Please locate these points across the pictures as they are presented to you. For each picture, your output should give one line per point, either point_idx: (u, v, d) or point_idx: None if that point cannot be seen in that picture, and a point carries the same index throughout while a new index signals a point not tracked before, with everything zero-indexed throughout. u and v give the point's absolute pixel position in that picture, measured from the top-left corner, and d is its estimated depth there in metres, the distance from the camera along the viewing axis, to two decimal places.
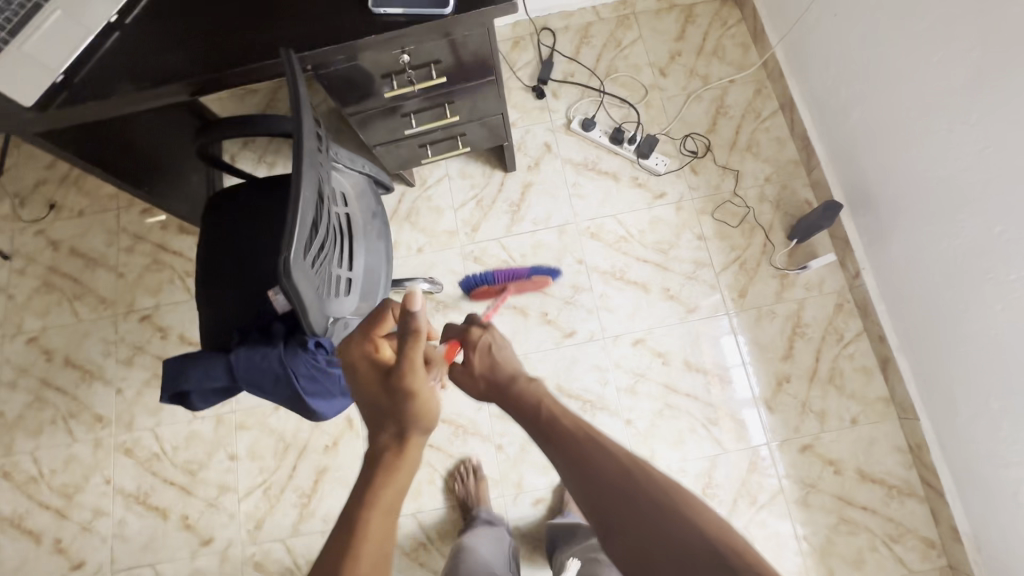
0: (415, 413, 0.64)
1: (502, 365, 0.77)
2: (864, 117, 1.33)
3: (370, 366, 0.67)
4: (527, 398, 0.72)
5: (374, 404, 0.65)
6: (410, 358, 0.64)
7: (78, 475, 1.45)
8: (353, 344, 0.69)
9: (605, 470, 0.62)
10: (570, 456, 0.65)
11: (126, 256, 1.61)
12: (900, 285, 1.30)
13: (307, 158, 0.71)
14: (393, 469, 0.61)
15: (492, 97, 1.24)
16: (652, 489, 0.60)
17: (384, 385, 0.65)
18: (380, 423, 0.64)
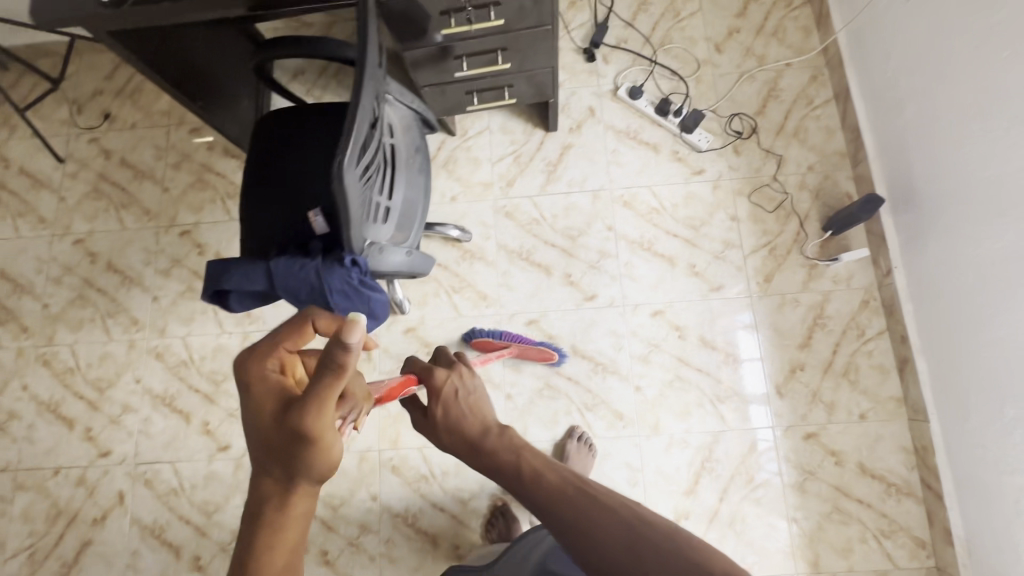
0: (316, 465, 0.49)
1: (470, 414, 0.59)
2: (920, 112, 1.30)
3: (267, 396, 0.51)
4: (501, 453, 0.54)
5: (264, 447, 0.50)
6: (318, 402, 0.47)
7: (112, 371, 1.53)
8: (252, 362, 0.53)
9: (606, 535, 0.45)
10: (567, 527, 0.47)
11: (172, 171, 1.67)
12: (931, 286, 1.28)
13: (369, 70, 0.74)
14: (279, 530, 0.49)
15: (545, 49, 1.24)
16: (666, 551, 0.43)
17: (279, 425, 0.49)
18: (268, 469, 0.50)
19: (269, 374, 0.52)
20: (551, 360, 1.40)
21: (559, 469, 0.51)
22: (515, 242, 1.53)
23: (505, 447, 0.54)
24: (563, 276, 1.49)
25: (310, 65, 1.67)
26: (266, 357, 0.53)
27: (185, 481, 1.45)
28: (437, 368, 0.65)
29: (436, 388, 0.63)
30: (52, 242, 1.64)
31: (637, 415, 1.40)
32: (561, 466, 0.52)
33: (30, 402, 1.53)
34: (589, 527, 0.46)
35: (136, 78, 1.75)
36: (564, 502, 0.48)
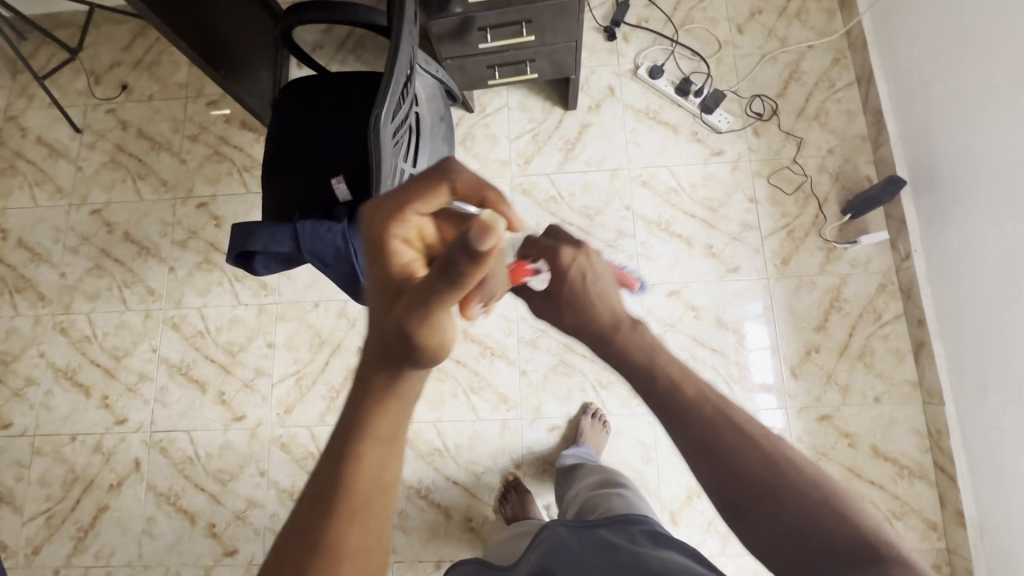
0: (424, 361, 0.38)
1: (599, 301, 0.56)
2: (945, 93, 1.29)
3: (381, 269, 0.40)
4: (632, 351, 0.52)
5: (371, 326, 0.39)
6: (435, 289, 0.35)
7: (128, 340, 1.54)
8: (375, 213, 0.42)
9: (744, 460, 0.45)
10: (702, 439, 0.46)
11: (190, 143, 1.67)
12: (952, 268, 1.28)
13: (407, 27, 0.74)
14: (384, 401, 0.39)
15: (571, 23, 1.23)
16: (801, 483, 0.44)
17: (390, 301, 0.38)
18: (374, 348, 0.39)
19: (394, 240, 0.41)
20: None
21: (697, 381, 0.49)
22: (532, 220, 1.53)
23: (637, 347, 0.52)
24: None
25: (328, 39, 1.66)
26: (393, 218, 0.41)
27: (200, 449, 1.46)
28: (561, 250, 0.60)
29: (560, 270, 0.59)
30: (69, 212, 1.64)
31: None
32: (699, 376, 0.49)
33: (47, 369, 1.54)
34: (725, 447, 0.46)
35: (154, 49, 1.74)
36: (699, 415, 0.47)
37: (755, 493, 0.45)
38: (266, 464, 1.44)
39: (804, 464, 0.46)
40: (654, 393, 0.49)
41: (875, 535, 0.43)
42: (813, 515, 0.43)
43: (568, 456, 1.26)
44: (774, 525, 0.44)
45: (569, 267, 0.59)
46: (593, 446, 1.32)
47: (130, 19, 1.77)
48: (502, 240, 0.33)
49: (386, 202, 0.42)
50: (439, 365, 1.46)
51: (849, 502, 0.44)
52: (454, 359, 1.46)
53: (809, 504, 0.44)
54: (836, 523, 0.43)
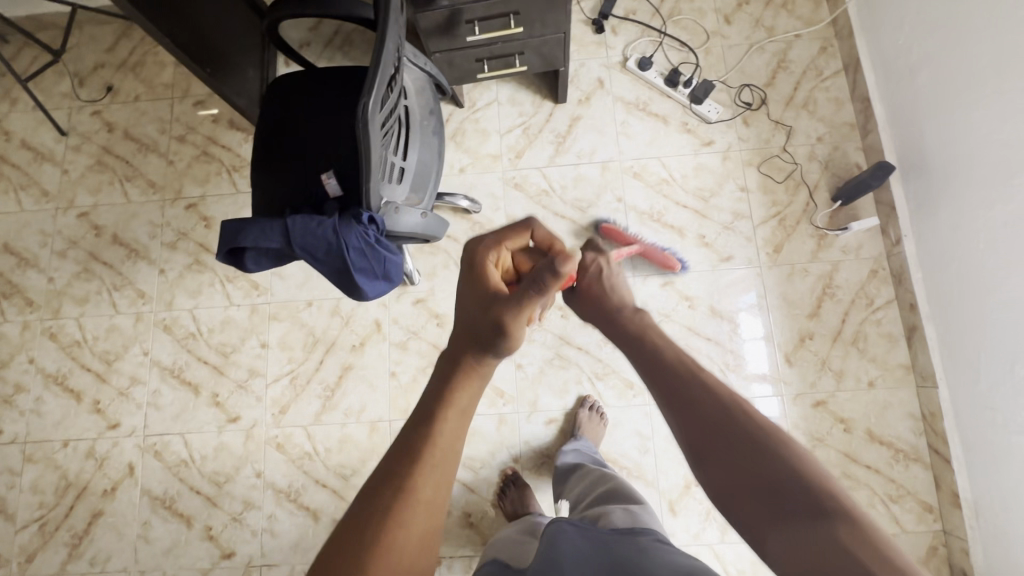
0: (505, 349, 0.55)
1: (612, 293, 0.64)
2: (932, 78, 1.29)
3: (481, 280, 0.59)
4: (622, 320, 0.61)
5: (468, 320, 0.56)
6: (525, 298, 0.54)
7: (119, 344, 1.53)
8: (481, 242, 0.61)
9: (700, 404, 0.50)
10: (667, 384, 0.52)
11: (177, 144, 1.65)
12: (942, 251, 1.29)
13: (393, 12, 0.72)
14: (470, 374, 0.53)
15: (560, 15, 1.22)
16: (748, 426, 0.47)
17: (487, 302, 0.56)
18: (465, 333, 0.55)
19: (491, 266, 0.60)
20: (671, 268, 1.40)
21: (671, 342, 0.56)
22: (524, 214, 1.52)
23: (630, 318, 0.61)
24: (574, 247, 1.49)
25: (315, 37, 1.65)
26: (493, 250, 0.62)
27: (194, 452, 1.45)
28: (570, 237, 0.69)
29: (569, 255, 0.68)
30: (56, 216, 1.62)
31: None
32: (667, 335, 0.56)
33: (37, 375, 1.52)
34: (679, 389, 0.51)
35: (139, 50, 1.73)
36: (660, 363, 0.54)
37: (703, 430, 0.49)
38: (262, 465, 1.43)
39: (761, 420, 0.48)
40: (635, 349, 0.57)
41: (821, 484, 0.44)
42: (754, 455, 0.46)
43: (566, 454, 1.24)
44: (724, 464, 0.47)
45: (579, 253, 0.68)
46: (591, 439, 1.32)
47: (114, 20, 1.75)
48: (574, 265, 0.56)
49: (488, 237, 0.62)
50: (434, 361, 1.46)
51: (800, 453, 0.46)
52: None
53: (753, 443, 0.47)
54: (781, 467, 0.45)
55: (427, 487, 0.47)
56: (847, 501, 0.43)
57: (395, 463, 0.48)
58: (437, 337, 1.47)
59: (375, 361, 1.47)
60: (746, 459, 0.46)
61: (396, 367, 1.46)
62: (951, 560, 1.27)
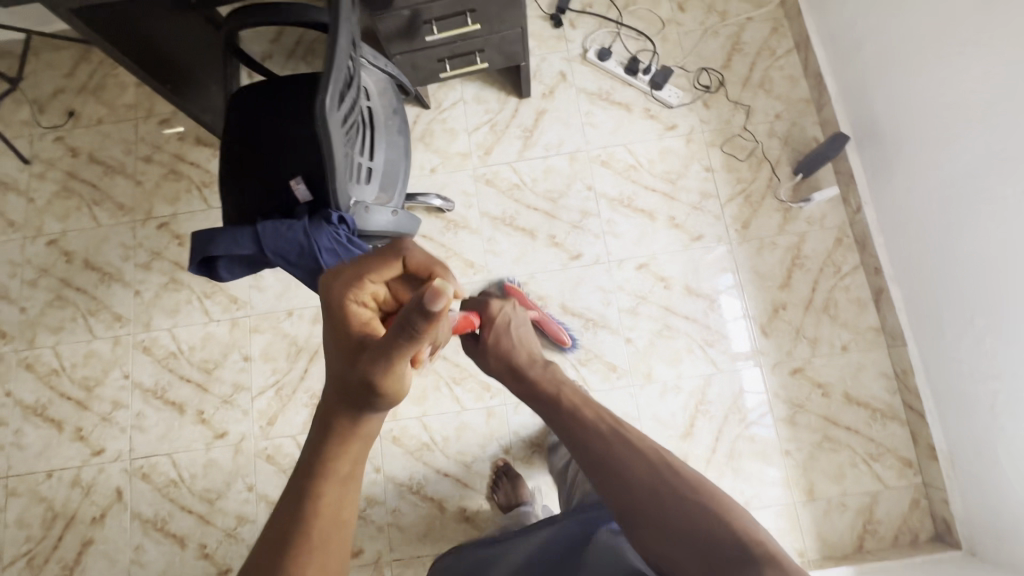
0: (380, 405, 0.56)
1: (523, 349, 0.95)
2: (877, 49, 1.35)
3: (345, 328, 0.58)
4: (549, 390, 0.86)
5: (337, 379, 0.56)
6: (390, 354, 0.51)
7: (98, 369, 1.51)
8: (339, 283, 0.60)
9: (629, 465, 0.72)
10: (598, 449, 0.75)
11: (144, 165, 1.64)
12: (899, 215, 1.34)
13: (345, 11, 0.73)
14: (345, 441, 0.57)
15: (515, 10, 1.24)
16: (676, 483, 0.69)
17: (353, 360, 0.55)
18: (336, 398, 0.56)
19: (356, 305, 0.59)
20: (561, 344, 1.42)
21: (597, 410, 0.81)
22: (497, 209, 1.54)
23: (549, 380, 0.88)
24: (547, 238, 1.52)
25: (277, 49, 1.65)
26: (353, 289, 0.59)
27: (183, 471, 1.43)
28: (491, 302, 0.98)
29: (491, 317, 0.96)
30: (24, 245, 1.60)
31: (630, 364, 1.43)
32: (599, 408, 0.81)
33: (15, 408, 1.49)
34: (619, 460, 0.73)
35: (98, 73, 1.71)
36: (599, 435, 0.77)
37: (641, 490, 0.70)
38: (253, 478, 1.42)
39: (678, 467, 0.71)
40: (569, 424, 0.80)
41: (723, 513, 0.65)
42: (685, 506, 0.67)
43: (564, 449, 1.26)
44: (655, 514, 0.67)
45: (498, 317, 0.96)
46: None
47: (71, 44, 1.74)
48: (449, 305, 0.46)
49: (347, 277, 0.60)
50: None
51: (705, 494, 0.67)
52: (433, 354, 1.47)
53: (676, 489, 0.69)
54: (694, 507, 0.66)
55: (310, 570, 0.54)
56: (740, 519, 0.64)
57: (276, 548, 0.55)
58: None
59: None
60: (677, 509, 0.67)
61: None
62: (932, 510, 1.31)
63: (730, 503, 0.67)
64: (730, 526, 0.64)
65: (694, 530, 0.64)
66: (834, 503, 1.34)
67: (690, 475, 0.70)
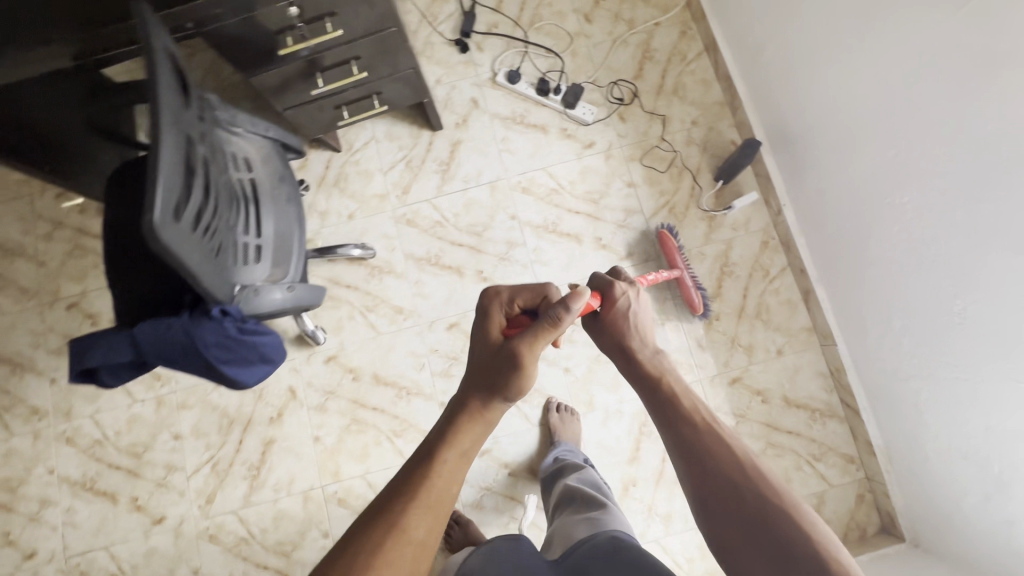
0: (511, 392, 0.69)
1: (633, 332, 0.82)
2: (777, 52, 1.33)
3: (487, 329, 0.74)
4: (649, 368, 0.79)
5: (482, 365, 0.70)
6: (535, 336, 0.69)
7: (20, 468, 1.43)
8: (492, 295, 0.76)
9: (719, 463, 0.68)
10: (691, 439, 0.71)
11: (45, 243, 1.54)
12: (816, 216, 1.34)
13: (168, 116, 0.65)
14: (474, 418, 0.67)
15: (399, 51, 1.19)
16: (761, 489, 0.65)
17: (498, 349, 0.70)
18: (476, 380, 0.69)
19: (497, 313, 0.75)
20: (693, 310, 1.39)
21: (696, 400, 0.75)
22: (421, 249, 1.50)
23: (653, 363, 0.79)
24: (475, 273, 1.48)
25: None
26: (502, 301, 0.76)
27: (123, 563, 1.37)
28: (615, 282, 0.83)
29: (613, 299, 0.83)
30: None
31: (570, 394, 1.42)
32: (699, 400, 0.75)
33: None
34: (708, 449, 0.70)
35: None
36: (693, 424, 0.72)
37: (719, 484, 0.67)
38: (198, 561, 1.37)
39: (772, 481, 0.66)
40: (662, 403, 0.75)
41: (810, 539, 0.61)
42: (766, 517, 0.63)
43: (574, 477, 1.15)
44: (734, 514, 0.65)
45: (621, 299, 0.82)
46: (571, 439, 1.34)
47: None
48: (583, 298, 0.72)
49: (500, 292, 0.76)
50: (356, 417, 1.42)
51: (799, 516, 0.63)
52: (371, 408, 1.43)
53: (764, 505, 0.64)
54: (780, 525, 0.62)
55: (420, 524, 0.59)
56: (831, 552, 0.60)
57: (395, 494, 0.61)
58: (355, 392, 1.44)
59: (295, 429, 1.42)
60: (754, 512, 0.64)
61: (319, 431, 1.42)
62: (877, 503, 1.34)
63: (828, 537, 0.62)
64: (810, 542, 0.60)
65: (767, 532, 0.63)
66: None
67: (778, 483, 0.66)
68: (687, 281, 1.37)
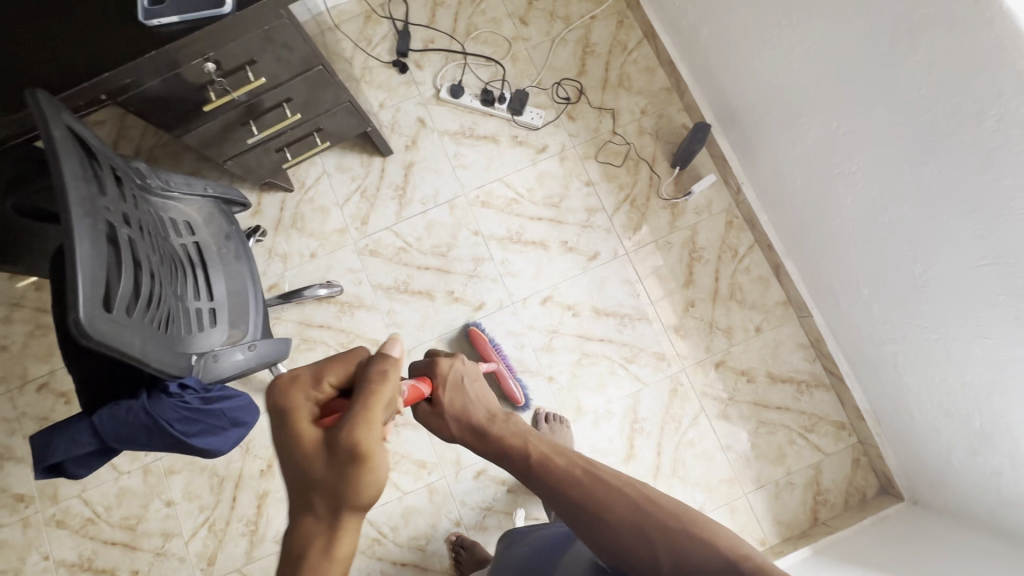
0: (357, 498, 0.57)
1: (478, 403, 0.75)
2: (712, 33, 1.33)
3: (298, 434, 0.60)
4: (511, 440, 0.70)
5: (310, 485, 0.57)
6: (364, 415, 0.58)
7: (14, 558, 1.40)
8: (289, 387, 0.63)
9: (613, 510, 0.62)
10: (579, 500, 0.64)
11: (5, 327, 1.51)
12: (773, 192, 1.34)
13: (80, 206, 0.63)
14: (325, 549, 0.56)
15: (330, 88, 1.17)
16: (662, 518, 0.61)
17: (323, 454, 0.58)
18: (314, 505, 0.57)
19: (307, 408, 0.62)
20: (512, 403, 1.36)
21: (567, 453, 0.68)
22: (388, 278, 1.48)
23: (512, 429, 0.72)
24: (446, 295, 1.47)
25: None
26: (309, 389, 0.63)
27: None
28: (441, 360, 0.78)
29: (443, 376, 0.77)
30: None
31: (556, 402, 1.39)
32: (569, 450, 0.68)
33: None
34: (597, 501, 0.63)
35: None
36: (574, 480, 0.65)
37: (626, 538, 0.61)
38: None
39: (669, 505, 0.62)
40: (539, 474, 0.67)
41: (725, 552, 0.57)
42: (677, 552, 0.59)
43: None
44: (649, 559, 0.60)
45: (450, 372, 0.77)
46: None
47: None
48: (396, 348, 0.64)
49: (305, 377, 0.64)
50: None
51: (707, 531, 0.59)
52: None
53: (671, 535, 0.59)
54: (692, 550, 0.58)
55: None
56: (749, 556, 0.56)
57: None
58: None
59: None
60: (665, 554, 0.59)
61: None
62: (873, 465, 1.34)
63: (736, 537, 0.59)
64: (726, 555, 0.57)
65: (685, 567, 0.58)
66: (783, 484, 1.35)
67: (672, 504, 0.62)
68: (504, 373, 1.35)
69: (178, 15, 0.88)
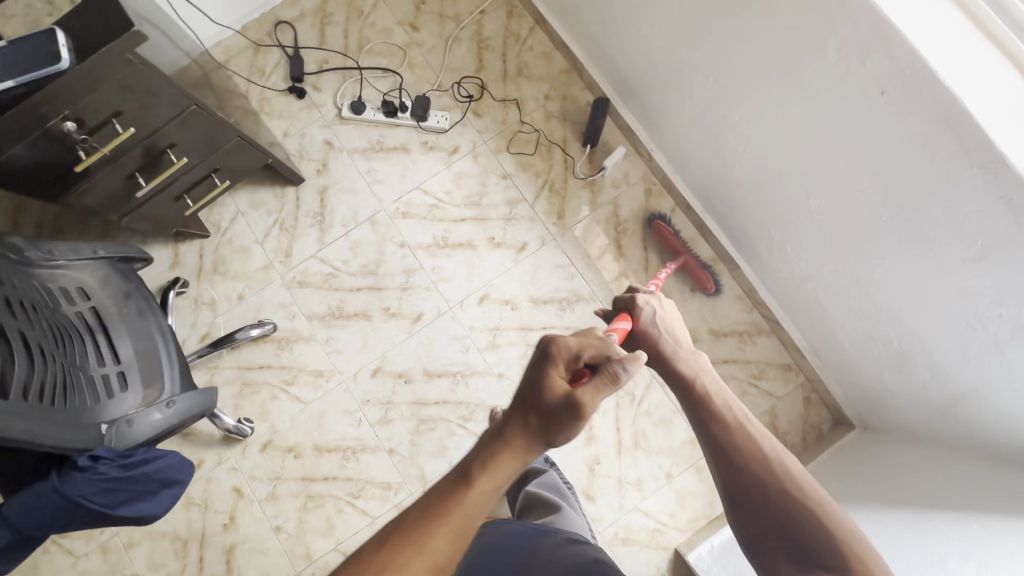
0: (561, 436, 0.63)
1: (666, 337, 0.86)
2: (593, 10, 1.35)
3: (545, 374, 0.67)
4: (683, 376, 0.80)
5: (532, 405, 0.64)
6: (602, 390, 0.65)
7: None
8: (563, 342, 0.71)
9: (753, 459, 0.70)
10: (727, 440, 0.72)
11: None
12: (680, 154, 1.35)
13: None
14: (512, 448, 0.62)
15: (213, 125, 1.13)
16: (791, 487, 0.67)
17: (557, 393, 0.64)
18: (526, 422, 0.64)
19: (560, 363, 0.69)
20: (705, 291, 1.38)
21: (733, 405, 0.75)
22: (321, 306, 1.46)
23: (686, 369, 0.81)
24: (383, 312, 1.45)
25: None
26: (570, 351, 0.71)
27: None
28: (640, 297, 0.90)
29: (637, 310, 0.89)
30: None
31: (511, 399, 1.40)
32: (735, 404, 0.75)
33: None
34: (741, 451, 0.71)
35: None
36: (727, 425, 0.73)
37: (756, 487, 0.69)
38: None
39: (802, 477, 0.68)
40: (694, 407, 0.77)
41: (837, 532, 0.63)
42: (791, 514, 0.66)
43: (535, 484, 1.17)
44: (758, 510, 0.68)
45: (645, 307, 0.88)
46: None
47: None
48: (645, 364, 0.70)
49: (573, 342, 0.72)
50: (311, 492, 1.37)
51: (828, 511, 0.65)
52: (322, 478, 1.38)
53: (793, 499, 0.66)
54: (804, 518, 0.65)
55: (440, 546, 0.56)
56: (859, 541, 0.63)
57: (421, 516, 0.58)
58: (299, 469, 1.38)
59: (254, 527, 1.36)
60: (783, 510, 0.66)
61: (278, 520, 1.36)
62: (824, 401, 1.37)
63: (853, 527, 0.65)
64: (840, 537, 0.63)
65: (793, 529, 0.65)
66: None
67: (813, 486, 0.68)
68: (692, 264, 1.35)
69: (12, 79, 0.84)
